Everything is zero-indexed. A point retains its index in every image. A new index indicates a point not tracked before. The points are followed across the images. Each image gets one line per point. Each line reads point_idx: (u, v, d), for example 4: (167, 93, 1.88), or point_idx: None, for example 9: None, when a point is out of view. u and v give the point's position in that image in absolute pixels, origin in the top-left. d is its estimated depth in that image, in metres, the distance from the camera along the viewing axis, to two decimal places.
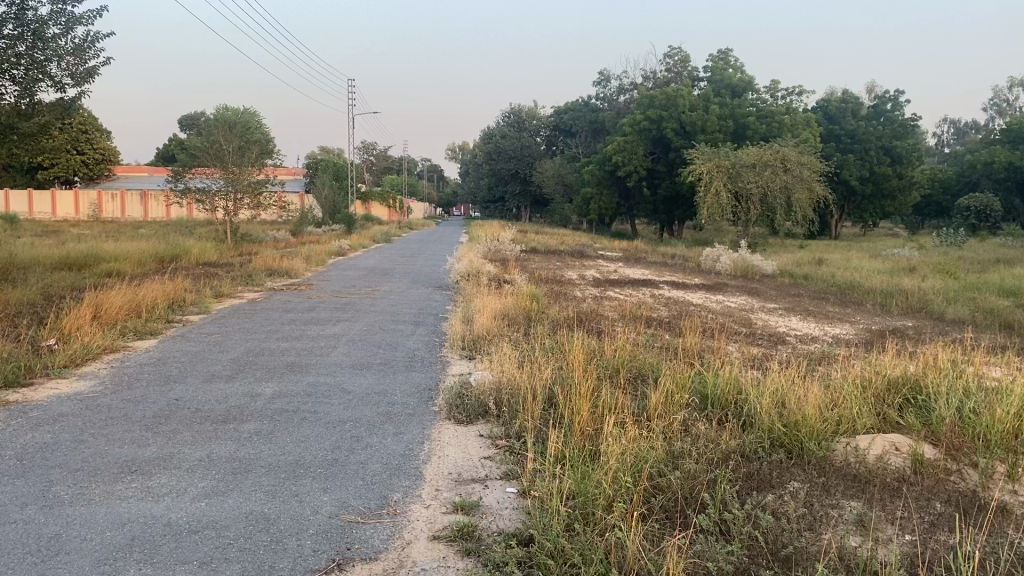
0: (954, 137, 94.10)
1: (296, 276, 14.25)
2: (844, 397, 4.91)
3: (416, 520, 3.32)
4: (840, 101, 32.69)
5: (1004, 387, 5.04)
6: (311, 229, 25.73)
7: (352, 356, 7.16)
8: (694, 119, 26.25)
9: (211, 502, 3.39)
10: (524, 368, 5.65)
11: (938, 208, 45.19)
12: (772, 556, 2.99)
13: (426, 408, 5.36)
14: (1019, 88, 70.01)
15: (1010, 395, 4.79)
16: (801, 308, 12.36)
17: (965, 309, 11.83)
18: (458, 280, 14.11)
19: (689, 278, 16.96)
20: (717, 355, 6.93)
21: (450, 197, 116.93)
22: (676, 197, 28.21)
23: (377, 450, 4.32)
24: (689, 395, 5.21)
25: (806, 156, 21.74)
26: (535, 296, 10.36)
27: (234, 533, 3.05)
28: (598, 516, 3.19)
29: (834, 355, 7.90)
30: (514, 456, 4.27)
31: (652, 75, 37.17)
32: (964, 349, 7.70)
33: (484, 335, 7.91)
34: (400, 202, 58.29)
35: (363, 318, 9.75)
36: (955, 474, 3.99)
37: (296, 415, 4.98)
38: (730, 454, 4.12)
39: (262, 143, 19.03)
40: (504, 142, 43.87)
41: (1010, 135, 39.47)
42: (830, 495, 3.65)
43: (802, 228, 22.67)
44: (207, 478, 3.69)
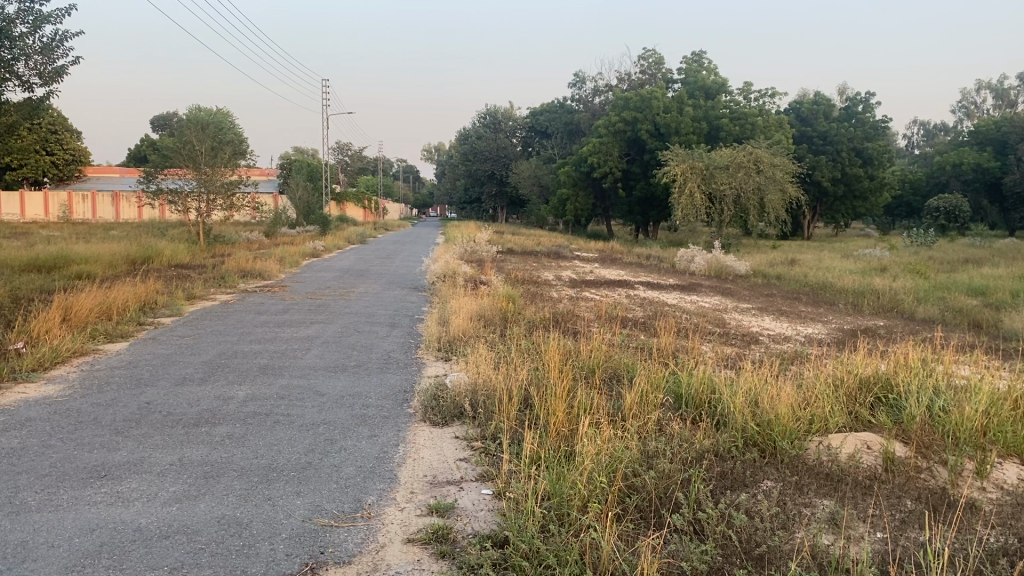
0: (924, 138, 95.66)
1: (270, 277, 14.19)
2: (816, 397, 4.95)
3: (390, 523, 3.30)
4: (813, 104, 33.07)
5: (973, 385, 5.11)
6: (285, 230, 25.62)
7: (327, 359, 7.13)
8: (668, 120, 26.41)
9: (182, 506, 3.35)
10: (500, 369, 5.65)
11: (909, 208, 45.80)
12: (745, 555, 3.00)
13: (401, 410, 5.35)
14: (985, 90, 71.20)
15: (979, 394, 4.85)
16: (774, 308, 12.47)
17: (935, 309, 11.98)
18: (434, 281, 14.11)
19: (663, 279, 17.07)
20: (693, 355, 6.97)
21: (425, 198, 116.70)
22: (651, 198, 28.36)
23: (352, 453, 4.29)
24: (663, 395, 5.24)
25: (779, 157, 21.94)
26: (511, 296, 10.40)
27: (205, 537, 3.03)
28: (573, 518, 3.20)
29: (807, 355, 7.97)
30: (489, 457, 4.28)
31: (626, 77, 37.36)
32: (937, 348, 7.80)
33: (460, 335, 7.92)
34: (374, 203, 58.12)
35: (338, 319, 9.71)
36: (925, 471, 4.04)
37: (269, 419, 4.94)
38: (703, 454, 4.14)
39: (235, 144, 18.87)
40: (479, 143, 43.90)
41: (977, 136, 40.07)
42: (802, 493, 3.69)
43: (775, 229, 22.88)
44: (178, 483, 3.65)
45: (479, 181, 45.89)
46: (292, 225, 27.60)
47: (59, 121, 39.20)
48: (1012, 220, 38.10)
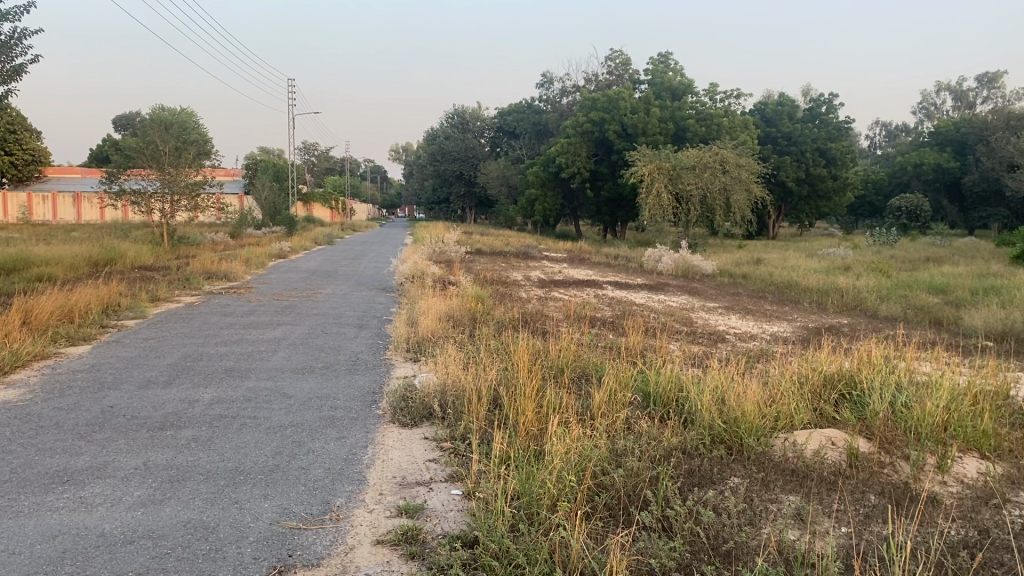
0: (886, 139, 97.51)
1: (236, 279, 14.05)
2: (782, 393, 5.03)
3: (359, 525, 3.29)
4: (777, 105, 33.49)
5: (933, 381, 5.22)
6: (251, 231, 25.39)
7: (293, 360, 7.07)
8: (636, 121, 26.59)
9: (147, 511, 3.31)
10: (469, 369, 5.66)
11: (871, 207, 46.54)
12: (713, 551, 3.04)
13: (369, 412, 5.33)
14: (945, 92, 72.87)
15: (940, 390, 4.95)
16: (740, 307, 12.60)
17: (898, 306, 12.19)
18: (402, 282, 14.06)
19: (632, 279, 17.18)
20: (661, 353, 7.04)
21: (393, 198, 116.29)
22: (619, 199, 28.52)
23: (321, 454, 4.28)
24: (632, 394, 5.28)
25: (744, 157, 22.21)
26: (480, 296, 10.41)
27: (171, 541, 2.99)
28: (542, 517, 3.21)
29: (772, 353, 8.07)
30: (458, 458, 4.28)
31: (594, 78, 37.53)
32: (899, 344, 7.94)
33: (429, 336, 7.91)
34: (342, 203, 57.73)
35: (305, 321, 9.65)
36: (889, 466, 4.12)
37: (235, 421, 4.89)
38: (671, 451, 4.19)
39: (200, 144, 18.68)
40: (447, 143, 43.82)
41: (937, 137, 40.83)
42: (769, 489, 3.74)
43: (741, 228, 23.11)
44: (143, 487, 3.61)
45: (448, 181, 45.79)
46: (257, 226, 27.34)
47: (18, 121, 38.46)
48: (971, 219, 38.86)
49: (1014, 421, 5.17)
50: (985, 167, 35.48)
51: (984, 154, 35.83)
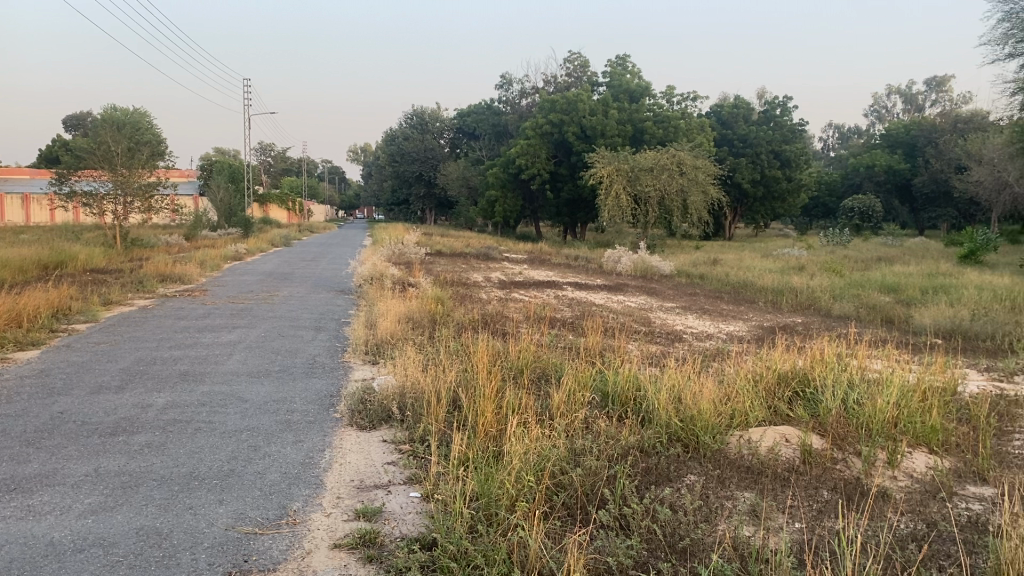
0: (839, 142, 99.42)
1: (190, 282, 13.86)
2: (737, 391, 5.12)
3: (316, 530, 3.29)
4: (732, 107, 33.95)
5: (883, 378, 5.36)
6: (206, 233, 25.05)
7: (249, 364, 7.01)
8: (594, 123, 26.79)
9: (97, 518, 3.27)
10: (428, 371, 5.66)
11: (824, 208, 47.43)
12: (670, 549, 3.10)
13: (327, 415, 5.30)
14: (896, 95, 74.63)
15: (890, 387, 5.09)
16: (697, 306, 12.79)
17: (851, 305, 12.46)
18: (361, 284, 13.99)
19: (591, 279, 17.29)
20: (619, 352, 7.12)
21: (351, 199, 115.36)
22: (578, 201, 28.68)
23: (277, 458, 4.25)
24: (590, 393, 5.33)
25: (701, 159, 22.52)
26: (440, 298, 10.39)
27: (123, 549, 2.96)
28: (501, 517, 3.25)
29: (728, 351, 8.22)
30: (417, 460, 4.28)
31: (553, 80, 37.68)
32: (851, 343, 8.11)
33: (388, 339, 7.89)
34: (299, 205, 57.22)
35: (261, 324, 9.56)
36: (841, 462, 4.23)
37: (190, 426, 4.84)
38: (628, 450, 4.25)
39: (153, 145, 18.39)
40: (406, 144, 43.66)
41: (887, 140, 41.78)
42: (725, 487, 3.82)
43: (699, 229, 23.39)
44: (94, 494, 3.56)
45: (407, 182, 45.65)
46: (213, 227, 27.00)
47: None
48: (921, 220, 39.84)
49: (960, 417, 5.33)
50: (935, 169, 36.44)
51: (933, 156, 36.83)
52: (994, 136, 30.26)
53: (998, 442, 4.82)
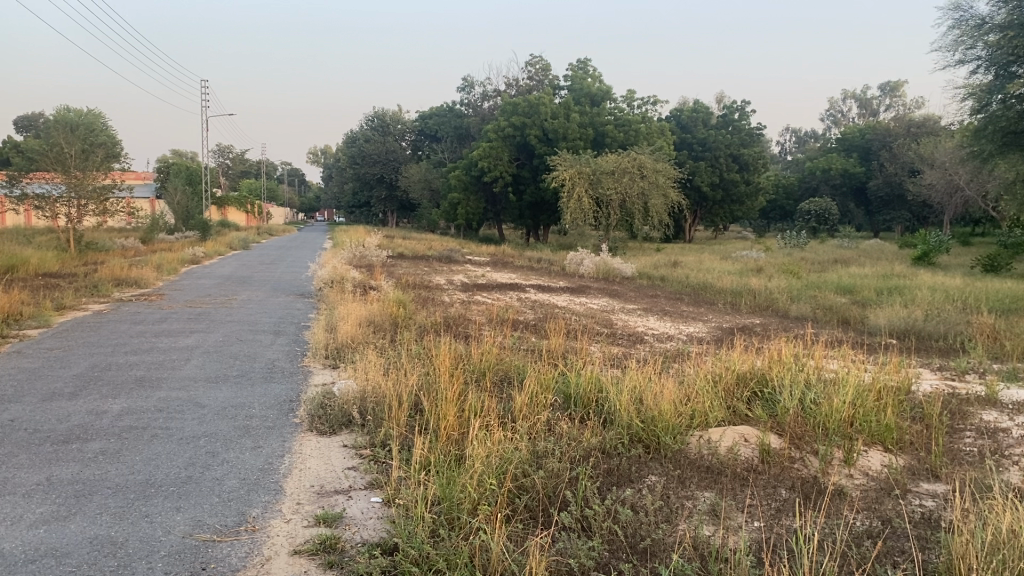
0: (796, 146, 101.18)
1: (146, 286, 13.64)
2: (697, 392, 5.18)
3: (276, 536, 3.26)
4: (692, 112, 34.35)
5: (840, 378, 5.45)
6: (163, 236, 24.65)
7: (206, 369, 6.91)
8: (556, 126, 26.90)
9: (49, 528, 3.21)
10: (389, 374, 5.63)
11: (782, 211, 48.13)
12: (631, 549, 3.13)
13: (286, 421, 5.24)
14: (851, 100, 76.10)
15: (846, 387, 5.18)
16: (658, 308, 12.91)
17: (808, 306, 12.65)
18: (322, 287, 13.89)
19: (553, 282, 17.34)
20: (581, 355, 7.15)
21: (311, 201, 114.40)
22: (541, 203, 28.75)
23: (235, 464, 4.20)
24: (553, 396, 5.35)
25: (661, 163, 22.75)
26: (401, 301, 10.36)
27: (76, 559, 2.91)
28: (463, 521, 3.25)
29: (689, 352, 8.30)
30: (378, 465, 4.26)
31: (514, 83, 37.77)
32: (808, 343, 8.23)
33: (348, 343, 7.84)
34: (258, 208, 56.60)
35: (219, 328, 9.44)
36: (798, 461, 4.31)
37: (146, 433, 4.76)
38: (590, 451, 4.28)
39: (108, 147, 18.07)
40: (368, 146, 43.47)
41: (843, 143, 42.54)
42: (685, 487, 3.86)
43: (659, 232, 23.58)
44: (46, 503, 3.49)
45: (368, 184, 45.39)
46: (170, 230, 26.59)
47: None
48: (875, 222, 40.62)
49: (914, 416, 5.44)
50: (889, 172, 37.19)
51: (887, 160, 37.59)
52: (945, 141, 30.99)
53: (950, 439, 4.94)
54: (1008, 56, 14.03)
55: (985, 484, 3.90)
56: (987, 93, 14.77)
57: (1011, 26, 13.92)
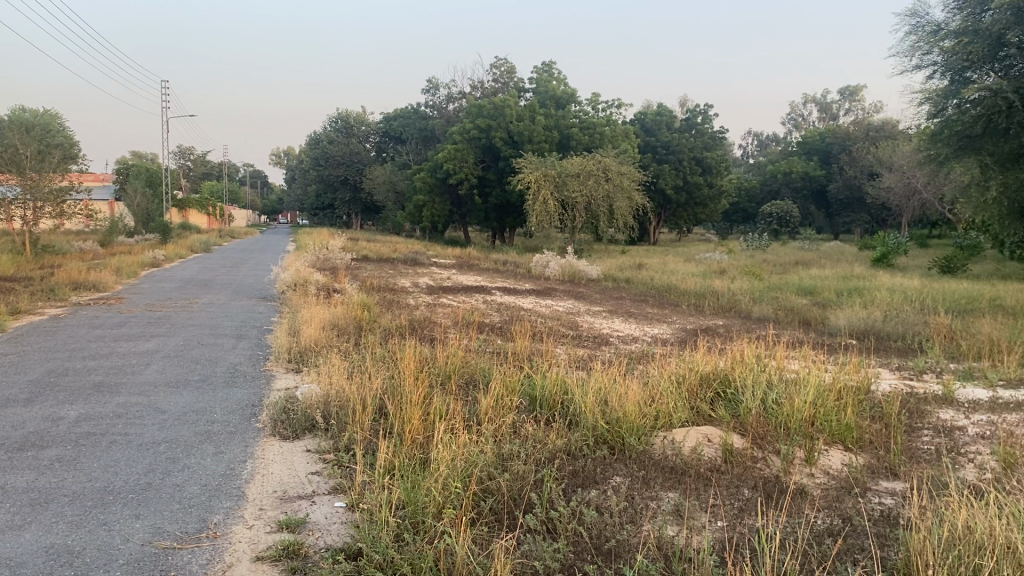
0: (757, 149, 102.65)
1: (105, 290, 13.40)
2: (662, 393, 5.21)
3: (238, 542, 3.22)
4: (656, 115, 34.61)
5: (801, 378, 5.52)
6: (122, 239, 24.27)
7: (166, 373, 6.82)
8: (521, 129, 26.95)
9: (3, 538, 3.14)
10: (353, 378, 5.58)
11: (744, 214, 48.71)
12: (596, 551, 3.14)
13: (248, 426, 5.18)
14: (811, 104, 77.37)
15: (807, 386, 5.25)
16: (623, 310, 12.99)
17: (770, 308, 12.80)
18: (285, 289, 13.77)
19: (519, 284, 17.36)
20: (547, 357, 7.16)
21: (274, 203, 113.23)
22: (507, 205, 28.76)
23: (196, 470, 4.15)
24: (518, 398, 5.35)
25: (626, 166, 22.91)
26: (366, 305, 10.31)
27: (31, 569, 2.85)
28: (428, 525, 3.24)
29: (653, 354, 8.35)
30: (342, 470, 4.23)
31: (479, 86, 37.78)
32: (770, 344, 8.34)
33: (312, 346, 7.77)
34: (220, 210, 55.93)
35: (180, 332, 9.31)
36: (760, 461, 4.36)
37: (104, 439, 4.67)
38: (556, 453, 4.30)
39: (65, 148, 17.74)
40: (332, 148, 43.17)
41: (804, 146, 43.16)
42: (650, 488, 3.88)
43: (624, 234, 23.72)
44: (0, 513, 3.41)
45: (332, 186, 45.07)
46: (130, 233, 26.17)
47: None
48: (835, 224, 41.29)
49: (874, 415, 5.53)
50: (848, 175, 37.79)
51: (847, 163, 38.22)
52: (903, 145, 31.59)
53: (908, 437, 5.03)
54: (962, 62, 14.32)
55: (942, 481, 3.98)
56: (943, 98, 14.98)
57: (966, 32, 14.29)
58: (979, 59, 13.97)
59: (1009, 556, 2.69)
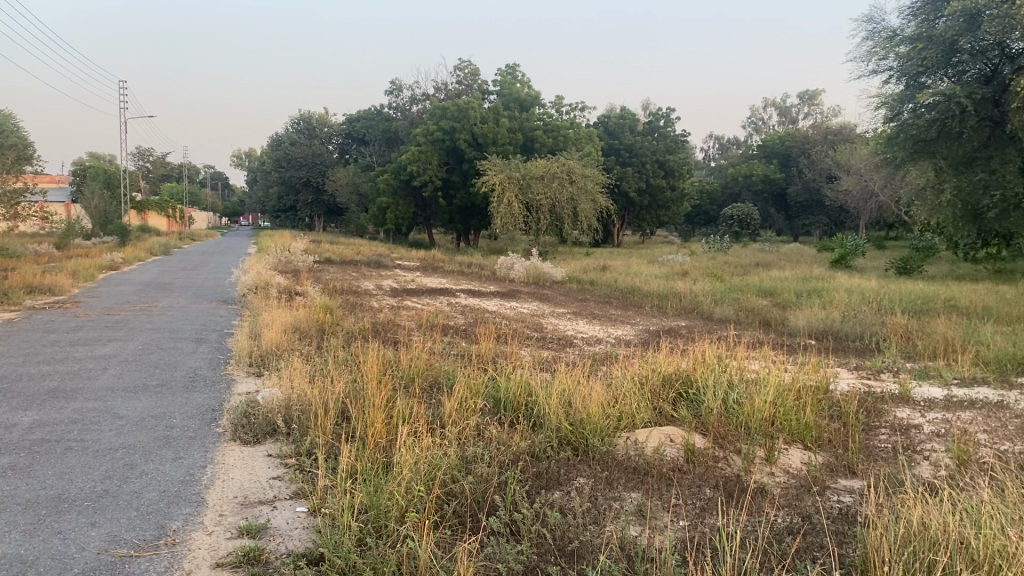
0: (719, 153, 103.75)
1: (61, 293, 13.15)
2: (625, 394, 5.26)
3: (197, 549, 3.19)
4: (619, 118, 34.86)
5: (761, 378, 5.60)
6: (79, 241, 23.80)
7: (124, 378, 6.73)
8: (486, 131, 26.97)
9: None
10: (316, 382, 5.54)
11: (706, 217, 49.23)
12: (559, 552, 3.15)
13: (208, 431, 5.12)
14: (771, 108, 78.50)
15: (767, 386, 5.32)
16: (587, 311, 13.07)
17: (732, 308, 12.96)
18: (246, 292, 13.62)
19: (484, 286, 17.38)
20: (511, 359, 7.17)
21: (235, 206, 111.90)
22: (471, 207, 28.73)
23: (155, 476, 4.09)
24: (482, 400, 5.36)
25: (589, 168, 23.04)
26: (328, 307, 10.23)
27: None
28: (390, 529, 3.23)
29: (617, 355, 8.40)
30: (303, 474, 4.20)
31: (443, 87, 37.73)
32: (731, 344, 8.44)
33: (273, 350, 7.70)
34: (180, 211, 55.16)
35: (138, 336, 9.18)
36: (721, 461, 4.41)
37: (59, 445, 4.60)
38: (519, 455, 4.31)
39: (19, 148, 17.38)
40: (294, 149, 42.77)
41: (765, 150, 43.74)
42: (612, 488, 3.92)
43: (588, 236, 23.82)
44: None
45: (295, 188, 44.68)
46: (87, 235, 25.70)
47: None
48: (795, 227, 41.89)
49: (832, 414, 5.62)
50: (807, 179, 38.40)
51: (806, 166, 38.82)
52: (860, 148, 32.13)
53: (866, 436, 5.13)
54: (917, 67, 14.62)
55: (899, 479, 4.06)
56: (899, 102, 15.35)
57: (920, 38, 14.57)
58: (934, 64, 14.38)
59: (962, 550, 2.75)
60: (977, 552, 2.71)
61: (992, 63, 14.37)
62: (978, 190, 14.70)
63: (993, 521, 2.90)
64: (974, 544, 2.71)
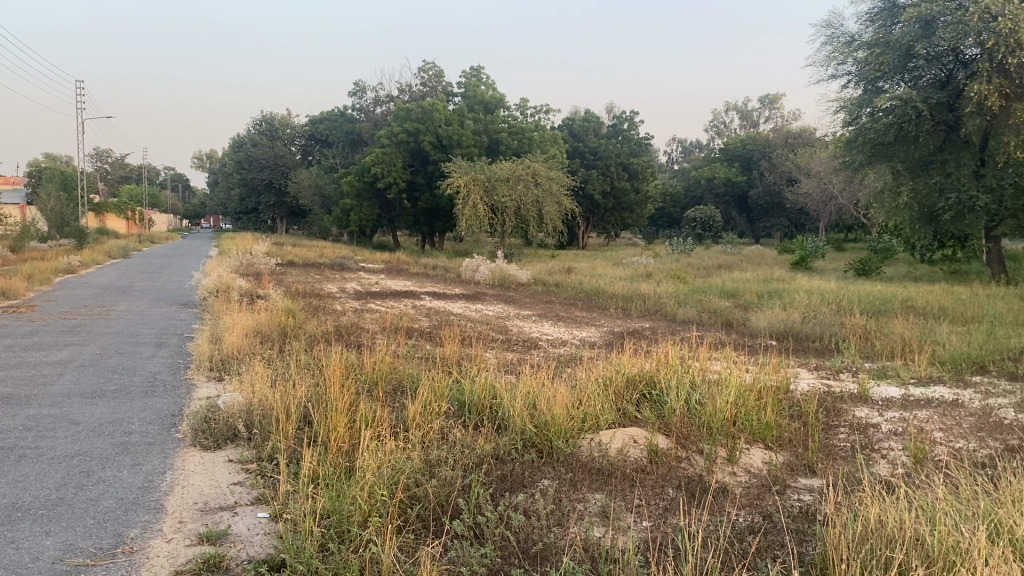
0: (682, 155, 104.71)
1: (15, 297, 12.86)
2: (588, 395, 5.28)
3: (156, 557, 3.14)
4: (584, 121, 35.03)
5: (723, 378, 5.65)
6: (34, 244, 23.30)
7: (82, 383, 6.61)
8: (451, 133, 26.92)
9: None
10: (278, 386, 5.48)
11: (669, 219, 49.69)
12: (522, 555, 3.16)
13: (168, 436, 5.05)
14: (733, 112, 79.42)
15: (730, 387, 5.38)
16: (552, 313, 13.11)
17: (695, 310, 13.07)
18: (207, 295, 13.44)
19: (449, 288, 17.35)
20: (476, 361, 7.17)
21: (196, 208, 110.36)
22: (436, 210, 28.67)
23: (112, 484, 4.03)
24: (446, 403, 5.35)
25: (554, 170, 23.11)
26: (291, 310, 10.15)
27: None
28: (353, 534, 3.21)
29: (581, 357, 8.43)
30: (265, 479, 4.16)
31: (408, 89, 37.60)
32: (694, 347, 8.53)
33: (235, 354, 7.61)
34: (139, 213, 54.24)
35: (96, 340, 9.01)
36: (684, 461, 4.45)
37: (13, 453, 4.51)
38: (484, 457, 4.31)
39: None
40: (256, 151, 42.29)
41: (727, 153, 44.22)
42: (577, 489, 3.94)
43: (553, 238, 23.88)
44: None
45: (257, 190, 44.20)
46: (43, 238, 25.16)
47: None
48: (756, 229, 42.39)
49: (792, 413, 5.69)
50: (768, 181, 38.91)
51: (767, 169, 39.31)
52: (820, 151, 32.63)
53: (825, 436, 5.20)
54: (874, 72, 14.90)
55: (856, 478, 4.14)
56: (857, 106, 15.59)
57: (878, 43, 14.84)
58: (891, 69, 14.65)
59: (917, 546, 2.81)
60: (932, 547, 2.77)
61: (947, 69, 14.63)
62: (934, 194, 15.00)
63: (945, 518, 2.97)
64: (928, 540, 2.76)
